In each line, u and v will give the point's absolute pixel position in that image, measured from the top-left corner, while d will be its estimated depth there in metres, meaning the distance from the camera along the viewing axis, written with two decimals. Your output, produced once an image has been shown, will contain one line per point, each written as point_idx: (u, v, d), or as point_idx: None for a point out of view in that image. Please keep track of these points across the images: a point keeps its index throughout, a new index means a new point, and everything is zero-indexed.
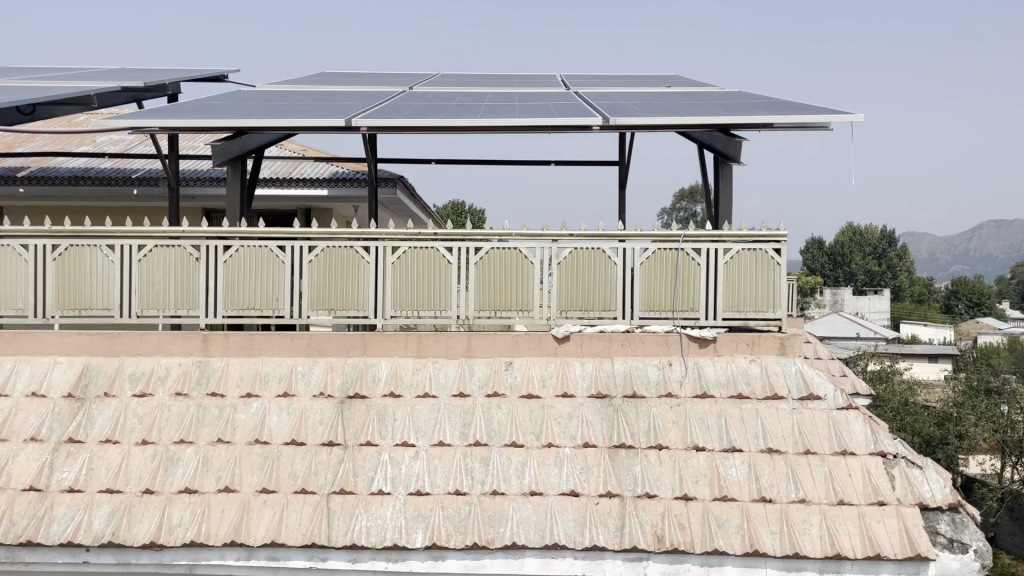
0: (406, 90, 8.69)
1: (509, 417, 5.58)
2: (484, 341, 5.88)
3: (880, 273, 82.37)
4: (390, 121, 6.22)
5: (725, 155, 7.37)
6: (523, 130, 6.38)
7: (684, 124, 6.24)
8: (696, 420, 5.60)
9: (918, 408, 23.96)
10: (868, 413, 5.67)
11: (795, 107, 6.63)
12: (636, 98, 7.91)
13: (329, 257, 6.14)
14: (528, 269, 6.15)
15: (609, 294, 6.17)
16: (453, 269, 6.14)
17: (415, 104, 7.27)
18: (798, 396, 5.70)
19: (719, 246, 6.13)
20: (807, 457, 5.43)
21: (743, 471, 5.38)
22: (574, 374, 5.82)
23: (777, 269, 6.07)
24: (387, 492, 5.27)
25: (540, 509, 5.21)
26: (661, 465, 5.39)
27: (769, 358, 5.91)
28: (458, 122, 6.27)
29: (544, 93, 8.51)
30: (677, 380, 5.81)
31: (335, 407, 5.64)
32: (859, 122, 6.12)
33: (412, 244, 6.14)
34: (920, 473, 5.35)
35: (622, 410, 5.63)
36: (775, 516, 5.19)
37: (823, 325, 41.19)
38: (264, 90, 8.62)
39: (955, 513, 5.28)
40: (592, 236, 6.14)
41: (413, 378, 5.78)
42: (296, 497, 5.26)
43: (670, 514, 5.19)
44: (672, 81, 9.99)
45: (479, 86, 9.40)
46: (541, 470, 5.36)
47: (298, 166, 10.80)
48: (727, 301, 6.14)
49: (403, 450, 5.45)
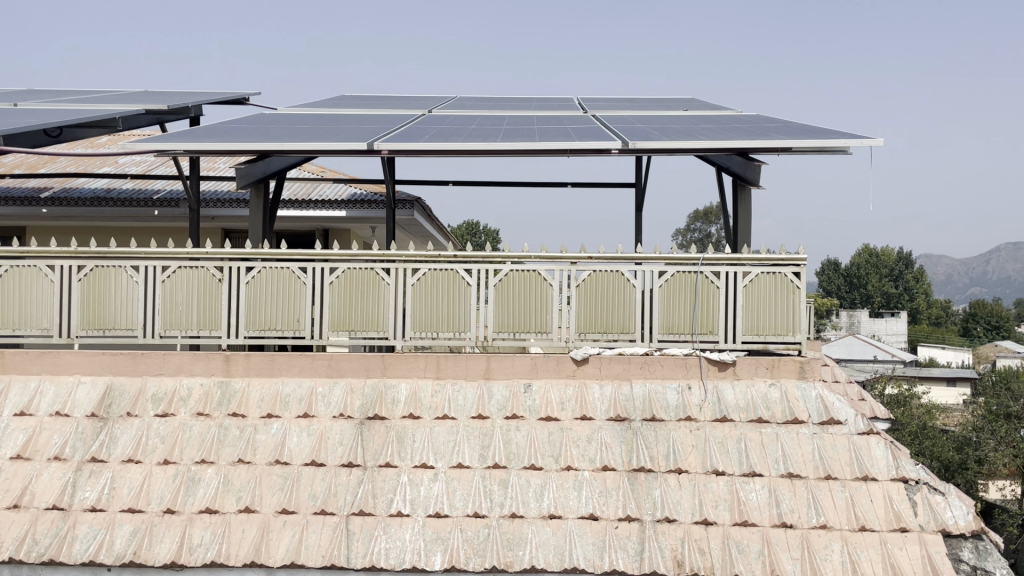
0: (426, 113, 8.79)
1: (528, 440, 5.58)
2: (503, 363, 5.90)
3: (896, 295, 81.94)
4: (411, 144, 6.28)
5: (744, 178, 7.49)
6: (543, 153, 6.42)
7: (704, 148, 6.25)
8: (715, 443, 5.58)
9: (936, 432, 23.74)
10: (890, 438, 5.63)
11: (814, 131, 6.64)
12: (653, 122, 7.97)
13: (349, 278, 6.19)
14: (547, 292, 6.18)
15: (628, 317, 6.19)
16: (472, 290, 6.17)
17: (436, 127, 7.35)
18: (818, 421, 5.67)
19: (738, 269, 6.14)
20: (828, 483, 5.39)
21: (763, 495, 5.35)
22: (592, 397, 5.82)
23: (797, 293, 6.10)
24: (406, 514, 5.28)
25: (559, 532, 5.20)
26: (681, 489, 5.37)
27: (789, 382, 5.89)
28: (477, 146, 6.32)
29: (562, 116, 8.58)
30: (696, 404, 5.79)
31: (354, 427, 5.67)
32: (878, 147, 6.12)
33: (431, 266, 6.18)
34: (942, 500, 5.29)
35: (642, 434, 5.62)
36: (796, 541, 5.16)
37: (839, 347, 40.78)
38: (285, 113, 8.73)
39: (979, 540, 5.18)
40: (610, 258, 6.15)
41: (431, 400, 5.80)
42: (316, 517, 5.28)
43: (690, 538, 5.17)
44: (689, 104, 10.03)
45: (497, 108, 9.48)
46: (559, 493, 5.35)
47: (316, 187, 10.94)
48: (747, 324, 6.13)
49: (422, 471, 5.46)
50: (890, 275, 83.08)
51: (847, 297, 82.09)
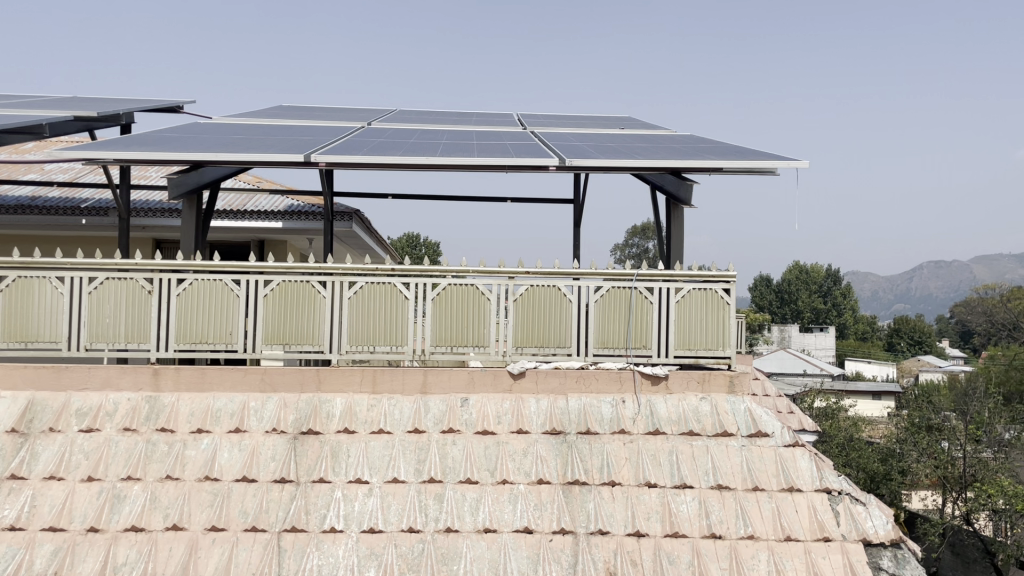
0: (365, 126, 8.76)
1: (464, 454, 5.59)
2: (440, 377, 5.91)
3: (825, 311, 84.47)
4: (348, 157, 6.26)
5: (677, 197, 7.68)
6: (481, 168, 6.47)
7: (638, 167, 6.40)
8: (648, 456, 5.68)
9: (862, 444, 24.54)
10: (814, 450, 5.81)
11: (745, 152, 6.85)
12: (590, 140, 8.11)
13: (284, 291, 6.12)
14: (485, 306, 6.22)
15: (565, 331, 6.27)
16: (410, 304, 6.16)
17: (375, 140, 7.35)
18: (746, 433, 5.82)
19: (671, 285, 6.30)
20: (755, 494, 5.54)
21: (694, 506, 5.46)
22: (528, 411, 5.86)
23: (726, 308, 6.27)
24: (339, 530, 5.23)
25: (493, 546, 5.21)
26: (614, 502, 5.45)
27: (719, 396, 6.04)
28: (415, 160, 6.34)
29: (500, 132, 8.66)
30: (630, 417, 5.89)
31: (287, 443, 5.60)
32: (804, 169, 6.35)
33: (368, 279, 6.15)
34: (863, 510, 5.50)
35: (576, 447, 5.69)
36: (725, 551, 5.29)
37: (770, 361, 41.75)
38: (221, 122, 8.61)
39: (898, 548, 5.38)
40: (548, 273, 6.23)
41: (367, 414, 5.76)
42: (246, 534, 5.19)
43: (622, 550, 5.24)
44: (626, 123, 10.23)
45: (437, 122, 9.50)
46: (495, 507, 5.37)
47: (252, 198, 10.80)
48: (679, 339, 6.27)
49: (356, 487, 5.42)
50: (819, 291, 85.57)
51: (778, 313, 84.31)
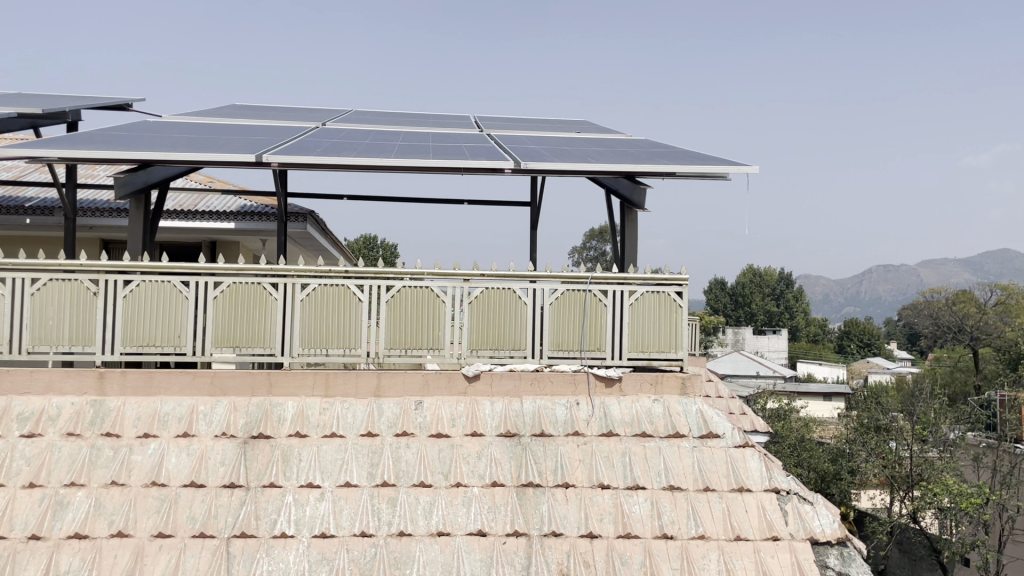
0: (319, 126, 8.67)
1: (418, 457, 5.56)
2: (394, 380, 5.87)
3: (779, 314, 86.08)
4: (301, 157, 6.19)
5: (631, 201, 7.75)
6: (436, 170, 6.46)
7: (592, 170, 6.44)
8: (601, 458, 5.71)
9: (813, 445, 25.10)
10: (764, 450, 5.91)
11: (697, 156, 6.94)
12: (546, 143, 8.14)
13: (235, 293, 6.03)
14: (440, 308, 6.20)
15: (520, 333, 6.27)
16: (364, 306, 6.11)
17: (329, 140, 7.28)
18: (697, 435, 5.89)
19: (625, 288, 6.36)
20: (706, 494, 5.61)
21: (646, 507, 5.51)
22: (483, 413, 5.86)
23: (679, 311, 6.37)
24: (290, 535, 5.17)
25: (446, 549, 5.20)
26: (567, 504, 5.47)
27: (671, 398, 6.11)
28: (369, 161, 6.29)
29: (456, 134, 8.65)
30: (584, 419, 5.92)
31: (237, 447, 5.51)
32: (754, 174, 6.46)
33: (322, 281, 6.09)
34: (811, 509, 5.62)
35: (530, 449, 5.70)
36: (676, 551, 5.34)
37: (725, 363, 42.45)
38: (170, 121, 8.44)
39: (844, 547, 5.50)
40: (503, 275, 6.24)
41: (319, 417, 5.70)
42: (194, 541, 5.10)
43: (575, 552, 5.26)
44: (583, 127, 10.28)
45: (393, 124, 9.45)
46: (448, 510, 5.35)
47: (203, 198, 10.62)
48: (632, 342, 6.33)
49: (308, 491, 5.36)
50: (772, 294, 87.10)
51: (732, 315, 85.67)
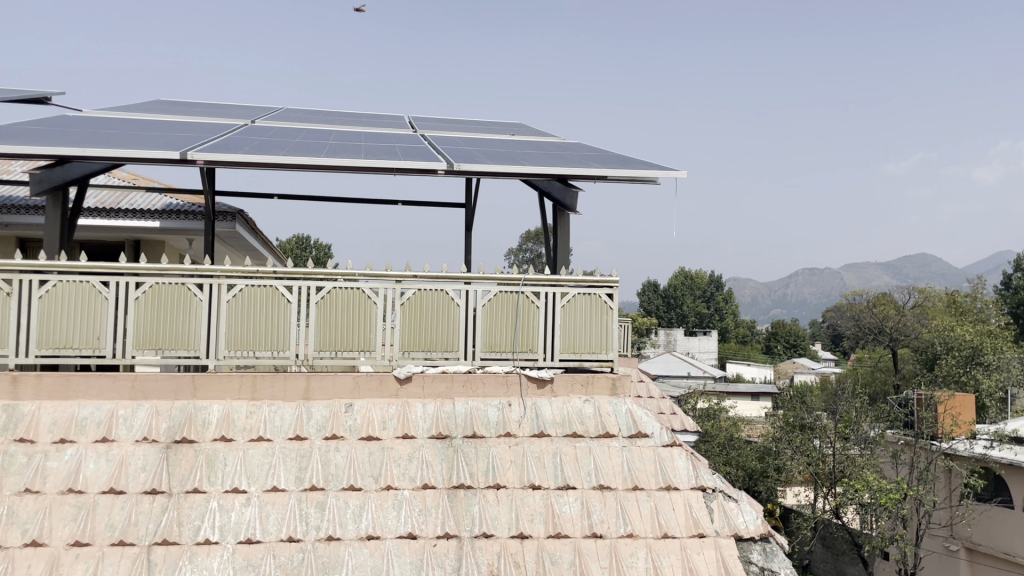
0: (248, 124, 8.50)
1: (347, 460, 5.50)
2: (323, 382, 5.79)
3: (709, 316, 88.04)
4: (229, 155, 6.06)
5: (563, 204, 7.82)
6: (368, 170, 6.39)
7: (525, 172, 6.47)
8: (532, 458, 5.75)
9: (741, 443, 25.78)
10: (691, 449, 6.05)
11: (628, 160, 7.05)
12: (479, 144, 8.15)
13: (158, 294, 5.86)
14: (371, 309, 6.13)
15: (452, 335, 6.26)
16: (293, 308, 6.01)
17: (258, 138, 7.14)
18: (627, 435, 5.98)
19: (557, 289, 6.41)
20: (635, 493, 5.70)
21: (576, 507, 5.56)
22: (414, 416, 5.83)
23: (609, 312, 6.45)
24: (214, 541, 5.04)
25: (376, 553, 5.15)
26: (498, 505, 5.48)
27: (602, 398, 6.19)
28: (299, 160, 6.20)
29: (390, 134, 8.59)
30: (516, 420, 5.95)
31: (159, 452, 5.35)
32: (682, 179, 6.59)
33: (249, 282, 5.96)
34: (735, 506, 5.76)
35: (462, 451, 5.69)
36: (605, 550, 5.40)
37: (657, 364, 43.23)
38: (91, 115, 8.16)
39: (766, 542, 5.67)
40: (436, 277, 6.23)
41: (246, 421, 5.58)
42: (113, 549, 4.94)
43: (506, 553, 5.27)
44: (517, 129, 10.32)
45: (325, 123, 9.33)
46: (378, 514, 5.30)
47: (127, 196, 10.30)
48: (564, 343, 6.39)
49: (233, 496, 5.24)
50: (703, 296, 88.95)
51: (665, 317, 87.26)
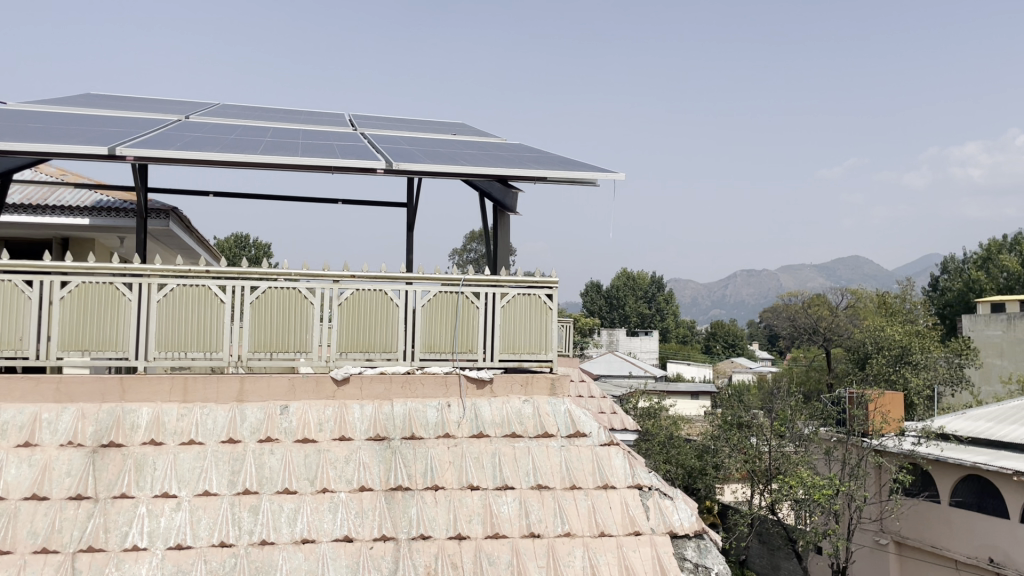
0: (182, 120, 8.30)
1: (282, 463, 5.41)
2: (258, 384, 5.70)
3: (651, 316, 89.25)
4: (160, 152, 5.90)
5: (503, 204, 7.84)
6: (305, 168, 6.30)
7: (465, 172, 6.46)
8: (471, 459, 5.74)
9: (681, 441, 26.19)
10: (628, 448, 6.13)
11: (567, 162, 7.09)
12: (420, 143, 8.10)
13: (85, 294, 5.68)
14: (308, 310, 6.04)
15: (391, 336, 6.20)
16: (227, 308, 5.89)
17: (191, 134, 6.97)
18: (565, 434, 6.03)
19: (497, 290, 6.42)
20: (572, 492, 5.74)
21: (514, 507, 5.57)
22: (352, 417, 5.77)
23: (549, 313, 6.49)
24: (143, 548, 4.91)
25: (311, 557, 5.07)
26: (436, 506, 5.45)
27: (540, 398, 6.22)
28: (233, 157, 6.07)
29: (329, 132, 8.48)
30: (455, 421, 5.93)
31: (85, 457, 5.19)
32: (621, 181, 6.66)
33: (181, 282, 5.82)
34: (671, 504, 5.85)
35: (400, 452, 5.65)
36: (543, 550, 5.42)
37: (600, 364, 43.63)
38: (15, 107, 7.85)
39: (700, 539, 5.78)
40: (375, 277, 6.17)
41: (177, 424, 5.45)
42: (35, 557, 4.76)
43: (444, 554, 5.25)
44: (459, 129, 10.30)
45: (263, 120, 9.17)
46: (314, 517, 5.23)
47: (55, 192, 9.96)
48: (504, 344, 6.40)
49: (163, 501, 5.11)
50: (645, 297, 90.14)
51: (608, 317, 88.16)
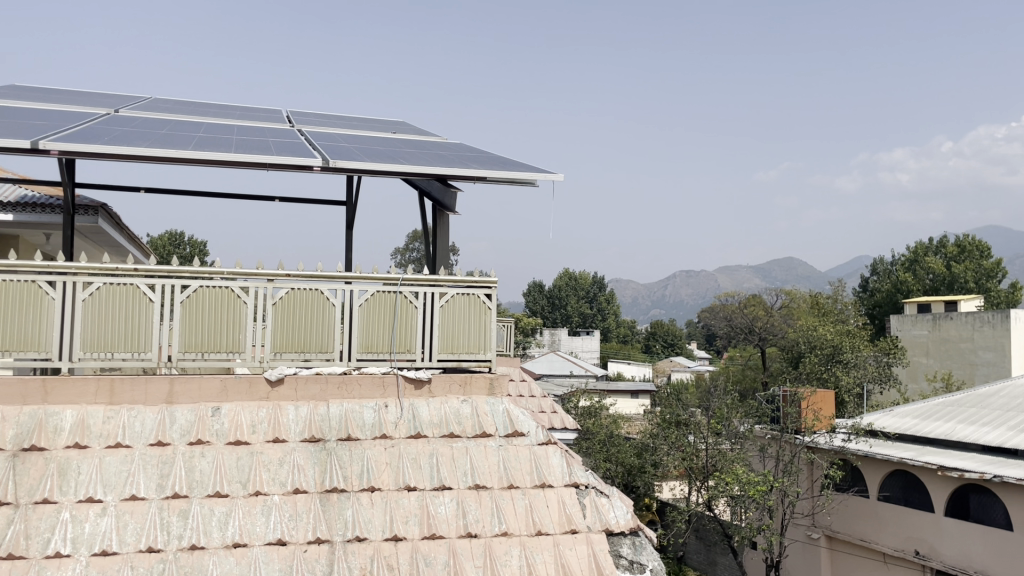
0: (112, 114, 8.05)
1: (214, 467, 5.30)
2: (188, 385, 5.58)
3: (593, 316, 90.08)
4: (86, 146, 5.71)
5: (442, 204, 7.82)
6: (240, 165, 6.17)
7: (403, 171, 6.42)
8: (408, 460, 5.70)
9: (621, 440, 26.50)
10: (565, 447, 6.17)
11: (506, 162, 7.11)
12: (359, 142, 8.02)
13: (4, 292, 5.45)
14: (241, 309, 5.93)
15: (327, 336, 6.12)
16: (155, 307, 5.74)
17: (121, 129, 6.77)
18: (503, 434, 6.04)
19: (435, 289, 6.39)
20: (510, 491, 5.75)
21: (451, 507, 5.55)
22: (286, 419, 5.68)
23: (488, 312, 6.49)
24: (66, 555, 4.74)
25: (243, 561, 4.97)
26: (372, 508, 5.40)
27: (479, 398, 6.23)
28: (164, 153, 5.91)
29: (266, 129, 8.33)
30: (392, 422, 5.89)
31: (4, 461, 4.99)
32: (559, 182, 6.69)
33: (107, 280, 5.65)
34: (607, 502, 5.91)
35: (335, 454, 5.59)
36: (479, 550, 5.41)
37: (541, 364, 43.85)
38: None
39: (636, 536, 5.85)
40: (310, 276, 6.08)
41: (102, 427, 5.28)
42: None
43: (379, 556, 5.20)
44: (399, 127, 10.23)
45: (197, 115, 8.96)
46: (246, 521, 5.13)
47: None
48: (442, 343, 6.37)
49: (87, 507, 4.95)
50: (587, 297, 90.94)
51: (550, 317, 88.64)
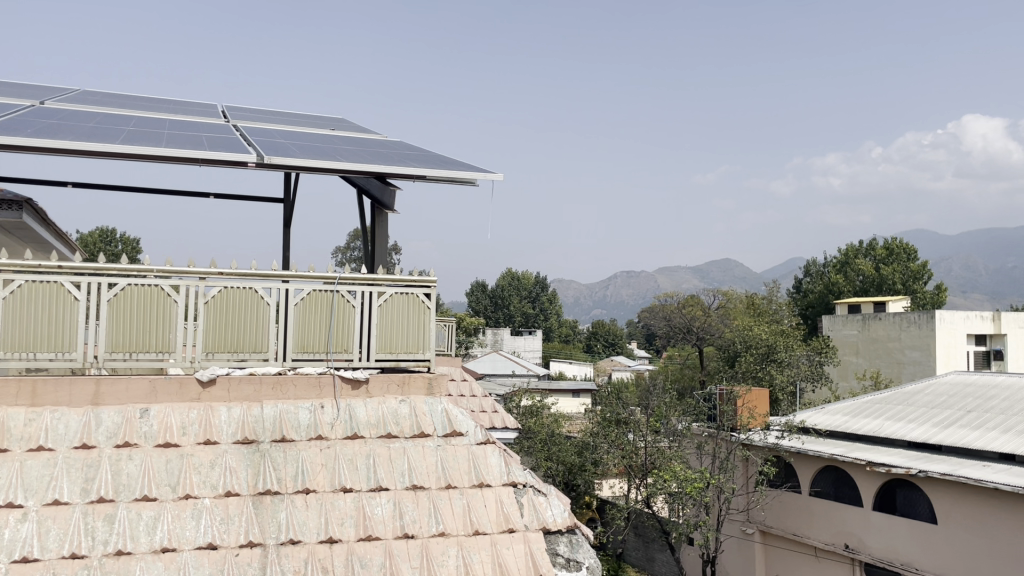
0: (37, 105, 7.75)
1: (142, 470, 5.15)
2: (115, 386, 5.45)
3: (535, 316, 90.47)
4: (7, 138, 5.48)
5: (380, 202, 7.75)
6: (171, 160, 6.01)
7: (341, 169, 6.33)
8: (344, 461, 5.63)
9: (562, 439, 26.66)
10: (503, 447, 6.20)
11: (446, 161, 7.08)
12: (296, 138, 7.89)
13: None
14: (172, 309, 5.79)
15: (262, 335, 6.02)
16: (81, 306, 5.55)
17: (45, 121, 6.52)
18: (441, 434, 6.03)
19: (373, 288, 6.34)
20: (447, 492, 5.73)
21: (388, 509, 5.51)
22: (218, 420, 5.56)
23: (426, 311, 6.47)
24: None
25: (172, 566, 4.83)
26: (307, 510, 5.32)
27: (417, 398, 6.21)
28: (91, 146, 5.71)
29: (200, 123, 8.14)
30: (328, 423, 5.82)
31: None
32: (498, 181, 6.69)
33: (29, 278, 5.41)
34: (544, 500, 5.94)
35: (269, 456, 5.49)
36: (416, 550, 5.37)
37: (483, 364, 43.84)
38: None
39: (572, 534, 5.90)
40: (244, 274, 5.96)
41: (23, 430, 5.08)
42: None
43: (314, 558, 5.11)
44: (337, 124, 10.10)
45: (128, 108, 8.70)
46: (175, 525, 4.99)
47: None
48: (380, 343, 6.32)
49: (6, 512, 4.74)
50: (529, 297, 91.29)
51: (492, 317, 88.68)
